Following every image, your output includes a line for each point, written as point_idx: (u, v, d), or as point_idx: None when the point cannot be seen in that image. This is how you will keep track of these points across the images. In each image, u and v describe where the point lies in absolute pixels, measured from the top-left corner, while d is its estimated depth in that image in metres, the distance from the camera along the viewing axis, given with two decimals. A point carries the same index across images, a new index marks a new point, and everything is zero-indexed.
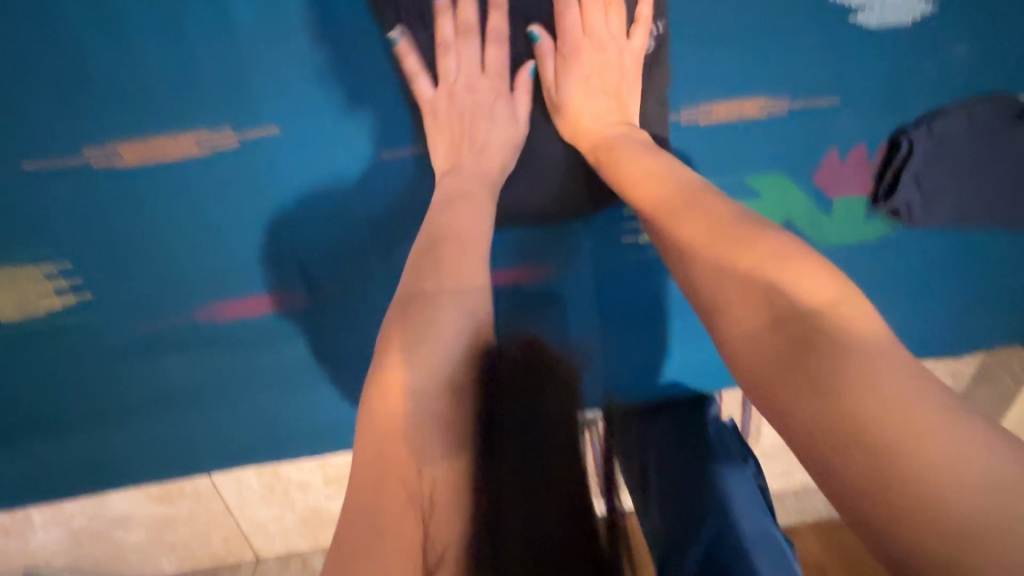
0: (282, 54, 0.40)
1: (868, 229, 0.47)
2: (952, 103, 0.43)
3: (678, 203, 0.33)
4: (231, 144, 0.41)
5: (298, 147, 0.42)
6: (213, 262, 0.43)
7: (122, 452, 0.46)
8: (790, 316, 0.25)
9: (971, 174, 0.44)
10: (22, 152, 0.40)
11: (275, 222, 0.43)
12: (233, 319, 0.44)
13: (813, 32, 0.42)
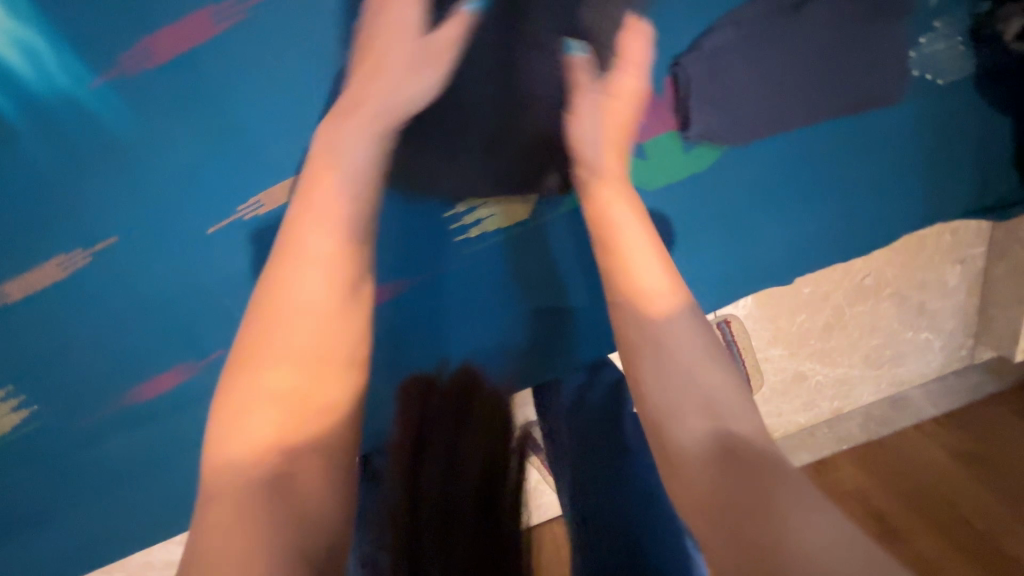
0: (151, 186, 0.61)
1: (691, 157, 0.70)
2: (719, 20, 0.66)
3: (628, 251, 0.56)
4: (81, 259, 0.62)
5: (192, 246, 0.63)
6: (104, 369, 0.65)
7: (86, 520, 0.68)
8: (661, 316, 0.53)
9: (756, 75, 0.68)
10: None
11: (169, 314, 0.65)
12: (151, 398, 0.66)
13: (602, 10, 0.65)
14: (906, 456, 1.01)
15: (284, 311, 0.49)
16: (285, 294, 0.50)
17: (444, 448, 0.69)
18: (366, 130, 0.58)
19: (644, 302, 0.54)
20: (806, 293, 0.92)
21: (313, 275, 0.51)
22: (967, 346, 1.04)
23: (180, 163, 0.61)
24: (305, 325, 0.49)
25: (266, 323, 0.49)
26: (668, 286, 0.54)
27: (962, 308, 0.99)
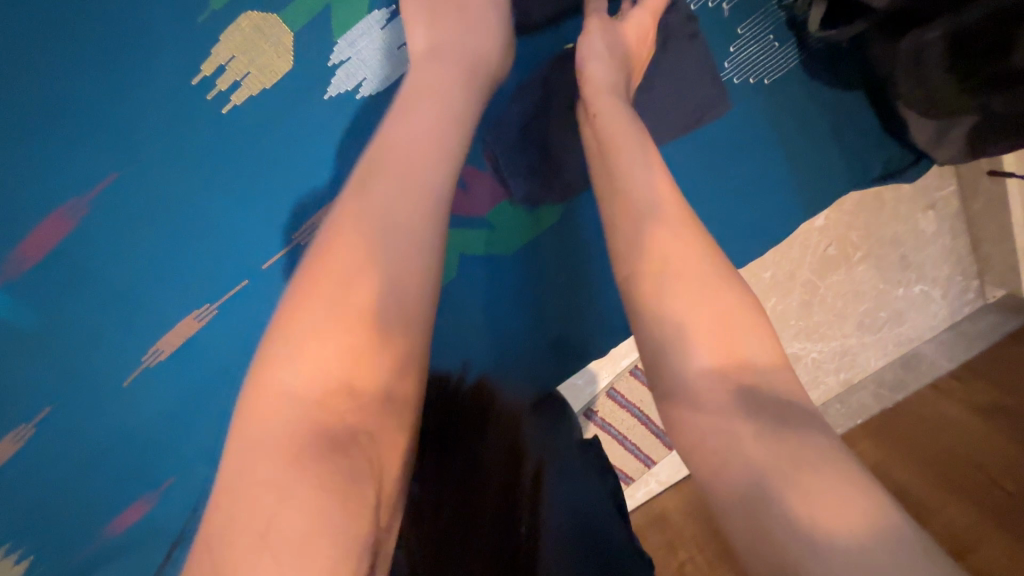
0: (162, 300, 0.75)
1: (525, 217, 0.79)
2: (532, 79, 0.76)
3: (690, 283, 0.48)
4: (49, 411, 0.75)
5: (152, 387, 0.76)
6: (118, 484, 0.77)
7: None
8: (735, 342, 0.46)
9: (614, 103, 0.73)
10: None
11: (150, 459, 0.77)
12: (123, 528, 0.77)
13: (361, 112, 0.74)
14: (929, 425, 0.91)
15: (329, 295, 0.45)
16: (316, 302, 0.45)
17: (468, 466, 0.59)
18: (431, 178, 0.51)
19: (722, 356, 0.45)
20: (767, 276, 0.89)
21: (385, 252, 0.46)
22: (974, 280, 0.97)
23: (162, 292, 0.75)
24: (328, 312, 0.44)
25: (308, 319, 0.45)
26: (745, 319, 0.47)
27: (948, 251, 0.94)
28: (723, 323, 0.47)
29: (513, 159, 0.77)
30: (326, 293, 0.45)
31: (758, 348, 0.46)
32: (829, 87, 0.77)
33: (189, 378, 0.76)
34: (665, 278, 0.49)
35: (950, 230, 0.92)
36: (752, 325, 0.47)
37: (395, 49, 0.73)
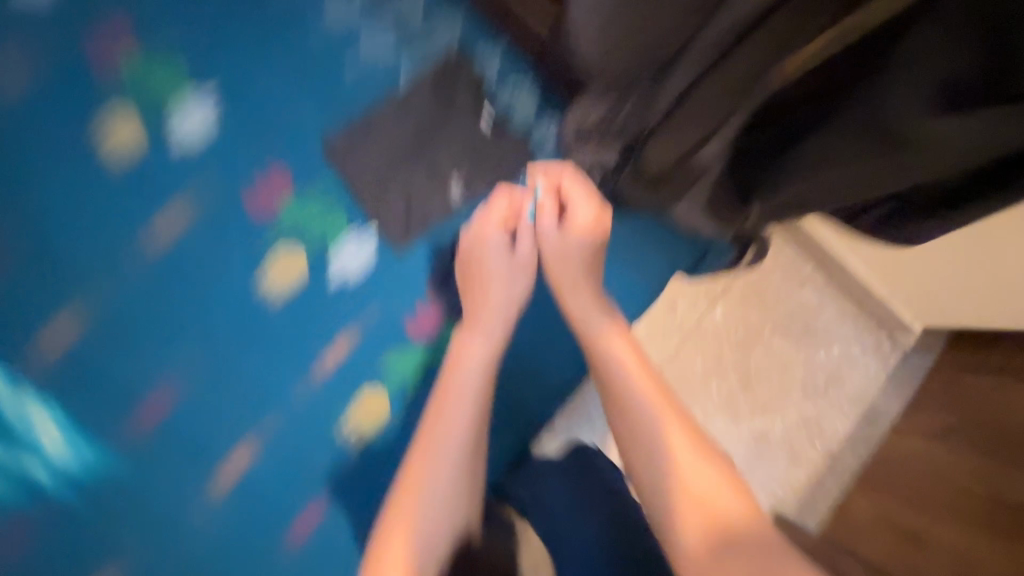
0: (199, 472, 0.81)
1: None
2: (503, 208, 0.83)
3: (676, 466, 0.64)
4: None
5: (223, 534, 0.81)
6: None
7: None
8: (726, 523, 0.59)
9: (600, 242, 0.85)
10: None
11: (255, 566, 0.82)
12: None
13: (310, 293, 0.83)
14: (898, 472, 0.97)
15: (428, 484, 0.68)
16: (418, 492, 0.68)
17: None
18: (467, 399, 0.74)
19: (710, 519, 0.59)
20: (698, 366, 1.07)
21: (434, 483, 0.68)
22: (881, 330, 1.13)
23: (199, 467, 0.81)
24: (428, 491, 0.68)
25: (408, 498, 0.67)
26: (727, 493, 0.61)
27: (840, 313, 1.12)
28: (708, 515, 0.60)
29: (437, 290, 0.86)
30: (425, 487, 0.68)
31: (736, 505, 0.60)
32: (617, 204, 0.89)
33: (258, 507, 0.82)
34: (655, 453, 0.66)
35: (829, 295, 1.12)
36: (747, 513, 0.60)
37: (367, 258, 0.84)
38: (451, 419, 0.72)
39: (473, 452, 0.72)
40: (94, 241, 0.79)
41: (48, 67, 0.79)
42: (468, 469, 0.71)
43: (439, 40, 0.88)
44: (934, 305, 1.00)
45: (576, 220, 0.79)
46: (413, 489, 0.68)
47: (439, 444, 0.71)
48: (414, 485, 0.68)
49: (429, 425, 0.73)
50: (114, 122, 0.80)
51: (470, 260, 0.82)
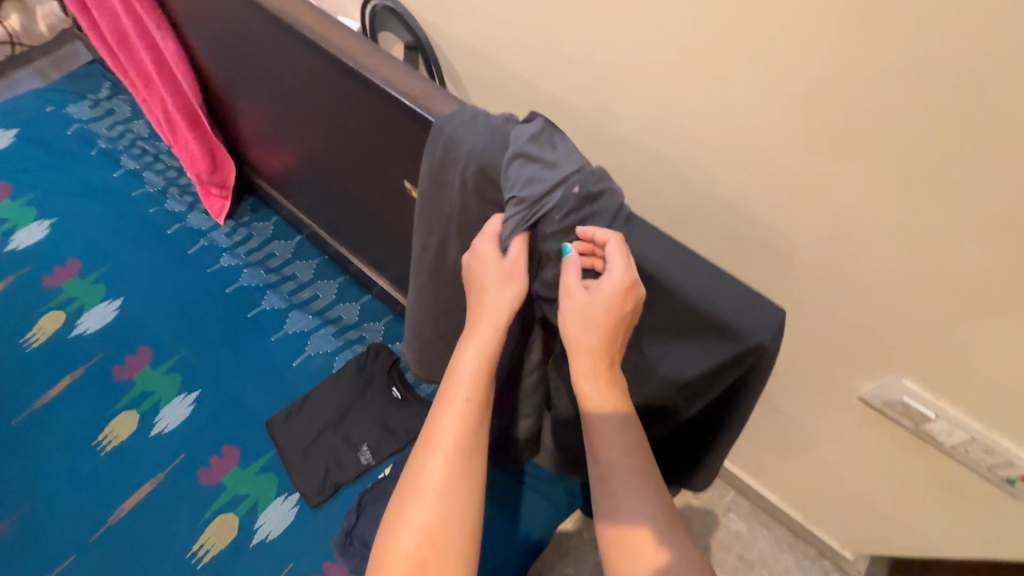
0: None
1: None
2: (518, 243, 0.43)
3: None
4: None
5: None
6: None
7: None
8: None
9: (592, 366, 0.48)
10: None
11: None
12: None
13: (244, 535, 0.86)
14: None
15: (439, 493, 0.40)
16: (433, 471, 0.41)
17: None
18: (446, 444, 0.41)
19: None
20: None
21: None
22: (824, 558, 1.07)
23: None
24: (411, 541, 0.39)
25: (423, 508, 0.40)
26: None
27: (778, 543, 1.10)
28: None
29: (343, 541, 0.83)
30: (422, 501, 0.40)
31: None
32: None
33: None
34: None
35: (760, 525, 1.11)
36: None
37: (289, 509, 0.88)
38: (458, 418, 0.42)
39: (466, 469, 0.41)
40: (68, 526, 0.86)
41: (75, 368, 0.98)
42: (472, 471, 0.41)
43: (370, 339, 1.04)
44: (876, 549, 0.94)
45: (605, 292, 0.38)
46: (401, 523, 0.40)
47: (453, 438, 0.42)
48: (399, 524, 0.40)
49: (433, 420, 0.43)
50: (114, 420, 0.94)
51: (477, 293, 0.43)
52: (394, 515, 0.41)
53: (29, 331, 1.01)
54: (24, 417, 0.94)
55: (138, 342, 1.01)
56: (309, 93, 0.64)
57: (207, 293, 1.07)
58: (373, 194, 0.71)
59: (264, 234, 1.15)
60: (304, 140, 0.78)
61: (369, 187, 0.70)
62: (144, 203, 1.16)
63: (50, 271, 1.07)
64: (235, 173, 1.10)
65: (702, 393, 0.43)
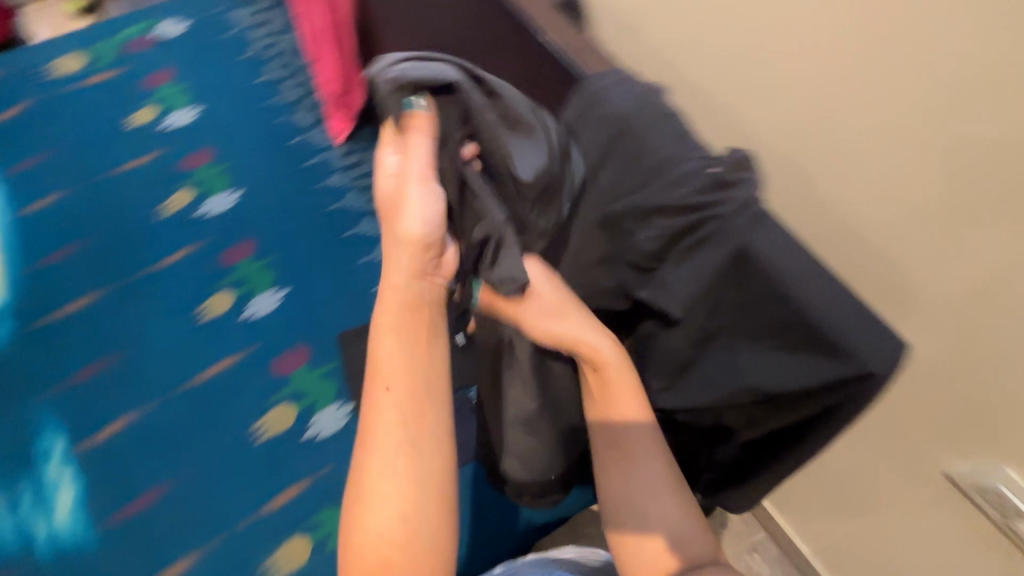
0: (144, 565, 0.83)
1: None
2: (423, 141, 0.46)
3: None
4: None
5: None
6: None
7: None
8: None
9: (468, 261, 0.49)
10: None
11: None
12: None
13: (298, 427, 0.94)
14: None
15: (392, 486, 0.44)
16: (382, 470, 0.44)
17: None
18: (391, 411, 0.45)
19: None
20: None
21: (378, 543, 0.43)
22: None
23: (153, 550, 0.84)
24: (383, 532, 0.43)
25: (377, 499, 0.44)
26: None
27: None
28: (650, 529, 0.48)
29: None
30: (381, 497, 0.44)
31: None
32: None
33: None
34: None
35: None
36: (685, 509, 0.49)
37: (341, 416, 0.95)
38: (393, 406, 0.45)
39: (415, 449, 0.45)
40: (160, 377, 0.96)
41: (190, 244, 1.09)
42: (421, 446, 0.45)
43: None
44: None
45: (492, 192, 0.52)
46: (362, 524, 0.44)
47: (393, 427, 0.45)
48: (361, 529, 0.44)
49: (366, 423, 0.45)
50: (213, 298, 1.04)
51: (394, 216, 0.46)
52: (354, 518, 0.44)
53: (163, 202, 1.13)
54: (142, 274, 1.05)
55: (245, 234, 1.11)
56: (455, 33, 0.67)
57: (312, 205, 1.15)
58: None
59: (373, 164, 1.22)
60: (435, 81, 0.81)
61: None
62: (277, 111, 1.26)
63: (187, 155, 1.19)
64: (362, 98, 1.16)
65: (777, 406, 0.42)
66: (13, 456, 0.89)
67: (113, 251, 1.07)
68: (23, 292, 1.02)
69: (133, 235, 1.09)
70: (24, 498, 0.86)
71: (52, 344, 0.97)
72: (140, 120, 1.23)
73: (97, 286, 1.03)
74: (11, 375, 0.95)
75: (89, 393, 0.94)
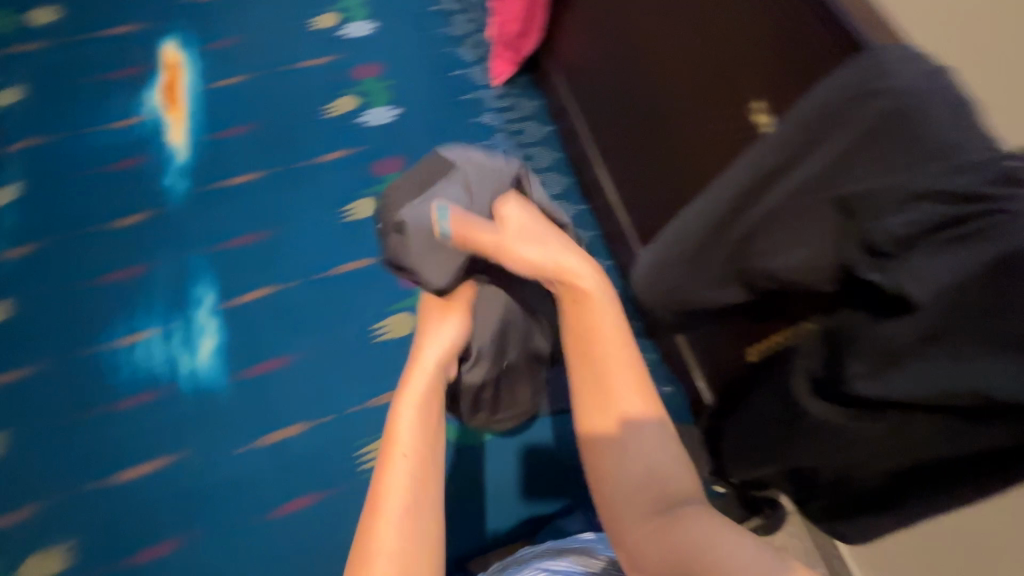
0: (261, 419, 0.92)
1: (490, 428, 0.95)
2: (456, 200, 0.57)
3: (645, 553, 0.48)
4: (120, 475, 0.87)
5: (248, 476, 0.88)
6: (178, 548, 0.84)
7: None
8: None
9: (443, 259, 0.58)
10: (57, 512, 0.85)
11: (236, 524, 0.86)
12: None
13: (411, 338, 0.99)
14: None
15: (400, 510, 0.47)
16: (391, 495, 0.48)
17: None
18: (425, 369, 0.56)
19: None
20: None
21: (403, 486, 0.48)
22: None
23: (271, 409, 0.92)
24: (389, 557, 0.44)
25: (384, 523, 0.46)
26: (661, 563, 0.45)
27: None
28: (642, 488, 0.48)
29: None
30: (387, 521, 0.46)
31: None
32: None
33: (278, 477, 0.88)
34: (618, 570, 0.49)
35: None
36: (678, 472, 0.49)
37: None
38: (410, 415, 0.52)
39: (423, 467, 0.50)
40: (300, 261, 1.04)
41: (346, 147, 1.15)
42: (429, 468, 0.50)
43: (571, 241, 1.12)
44: None
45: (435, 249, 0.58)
46: (373, 546, 0.45)
47: (405, 446, 0.51)
48: (366, 550, 0.45)
49: (386, 446, 0.51)
50: (358, 201, 1.10)
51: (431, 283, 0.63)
52: (361, 553, 0.45)
53: (328, 104, 1.20)
54: (301, 165, 1.12)
55: (395, 150, 1.16)
56: None
57: (461, 138, 1.18)
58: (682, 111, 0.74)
59: (525, 112, 1.24)
60: (644, 36, 0.81)
61: (687, 101, 0.72)
62: (444, 42, 1.29)
63: (356, 65, 1.25)
64: (533, 46, 1.18)
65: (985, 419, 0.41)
66: (171, 294, 0.99)
67: (278, 140, 1.15)
68: (199, 157, 1.12)
69: (297, 128, 1.17)
70: (174, 333, 0.97)
71: (215, 207, 1.07)
72: (322, 25, 1.29)
73: (261, 168, 1.12)
74: (177, 226, 1.04)
75: (239, 259, 1.03)
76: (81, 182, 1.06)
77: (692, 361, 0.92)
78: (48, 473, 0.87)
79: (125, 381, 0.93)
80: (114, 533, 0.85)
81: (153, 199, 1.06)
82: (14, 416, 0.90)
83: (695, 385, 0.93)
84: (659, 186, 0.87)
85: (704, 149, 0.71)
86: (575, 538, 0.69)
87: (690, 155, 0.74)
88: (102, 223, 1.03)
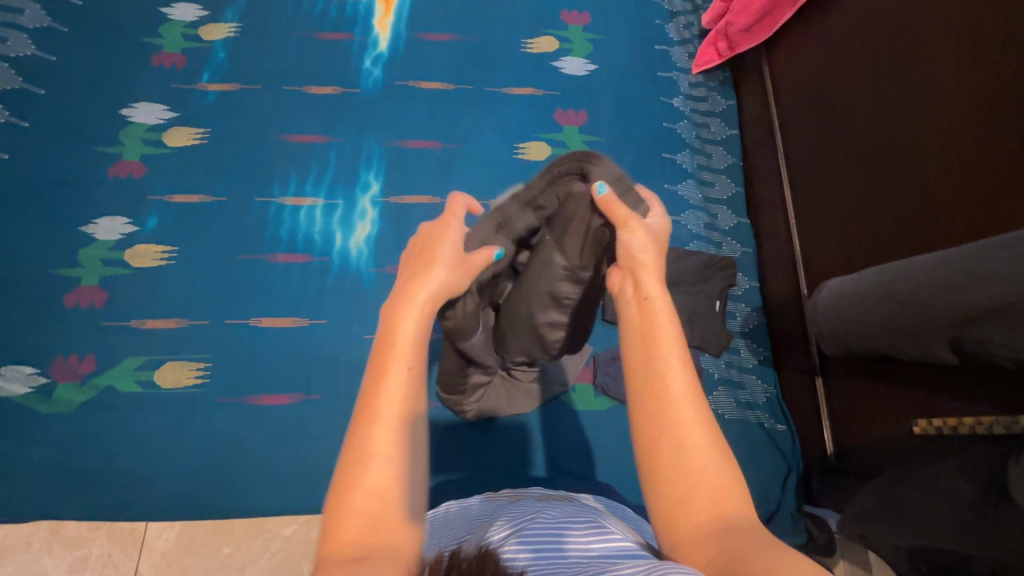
0: None
1: (599, 401, 0.95)
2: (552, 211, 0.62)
3: (699, 488, 0.39)
4: (257, 323, 0.92)
5: (367, 363, 0.92)
6: (287, 405, 0.88)
7: (39, 497, 0.81)
8: None
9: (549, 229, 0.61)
10: (195, 334, 0.91)
11: (343, 402, 0.89)
12: (170, 426, 0.86)
13: None
14: None
15: (393, 416, 0.41)
16: (389, 396, 0.42)
17: None
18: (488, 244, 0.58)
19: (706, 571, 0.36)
20: None
21: (420, 326, 0.46)
22: None
23: None
24: (381, 468, 0.40)
25: (384, 428, 0.41)
26: (716, 518, 0.38)
27: None
28: (692, 487, 0.39)
29: (604, 363, 0.96)
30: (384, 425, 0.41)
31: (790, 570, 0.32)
32: (760, 433, 0.93)
33: None
34: (668, 510, 0.40)
35: None
36: (726, 482, 0.40)
37: None
38: (414, 327, 0.46)
39: (415, 388, 0.43)
40: (465, 181, 1.05)
41: (536, 87, 1.14)
42: (420, 388, 0.44)
43: (725, 252, 1.06)
44: None
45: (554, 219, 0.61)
46: (364, 456, 0.40)
47: (407, 356, 0.44)
48: (355, 467, 0.40)
49: (382, 346, 0.44)
50: (532, 142, 1.09)
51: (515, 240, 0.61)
52: (357, 452, 0.40)
53: (531, 38, 1.17)
54: (491, 91, 1.12)
55: (581, 104, 1.14)
56: (999, 70, 0.68)
57: (647, 114, 1.15)
58: (976, 156, 0.71)
59: (715, 107, 1.18)
60: (910, 79, 0.80)
61: (948, 165, 0.74)
62: (659, 13, 1.24)
63: (568, 8, 1.21)
64: (751, 45, 1.13)
65: None
66: (345, 174, 1.03)
67: (475, 58, 1.14)
68: (399, 51, 1.12)
69: (497, 52, 1.16)
70: (338, 209, 1.00)
71: (403, 105, 1.09)
72: None
73: (452, 80, 1.12)
74: (364, 112, 1.07)
75: (412, 160, 1.05)
76: (291, 43, 1.10)
77: (823, 413, 0.90)
78: (197, 296, 0.93)
79: (284, 238, 0.97)
80: (239, 368, 0.90)
81: (351, 79, 1.09)
82: (183, 234, 0.96)
83: (818, 433, 0.91)
84: (861, 235, 0.87)
85: (981, 205, 0.70)
86: (565, 495, 0.66)
87: (963, 203, 0.72)
88: (301, 86, 1.07)
